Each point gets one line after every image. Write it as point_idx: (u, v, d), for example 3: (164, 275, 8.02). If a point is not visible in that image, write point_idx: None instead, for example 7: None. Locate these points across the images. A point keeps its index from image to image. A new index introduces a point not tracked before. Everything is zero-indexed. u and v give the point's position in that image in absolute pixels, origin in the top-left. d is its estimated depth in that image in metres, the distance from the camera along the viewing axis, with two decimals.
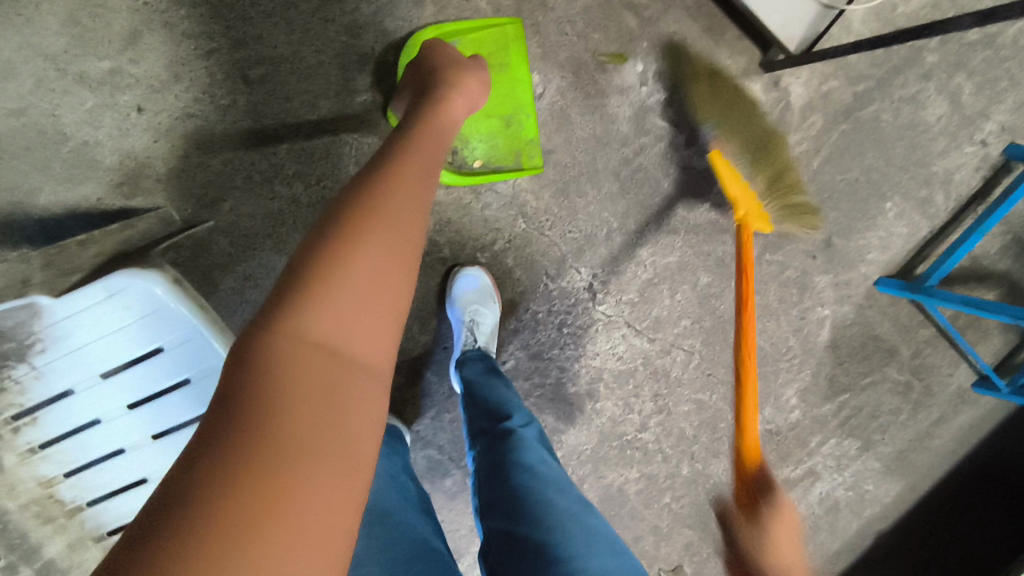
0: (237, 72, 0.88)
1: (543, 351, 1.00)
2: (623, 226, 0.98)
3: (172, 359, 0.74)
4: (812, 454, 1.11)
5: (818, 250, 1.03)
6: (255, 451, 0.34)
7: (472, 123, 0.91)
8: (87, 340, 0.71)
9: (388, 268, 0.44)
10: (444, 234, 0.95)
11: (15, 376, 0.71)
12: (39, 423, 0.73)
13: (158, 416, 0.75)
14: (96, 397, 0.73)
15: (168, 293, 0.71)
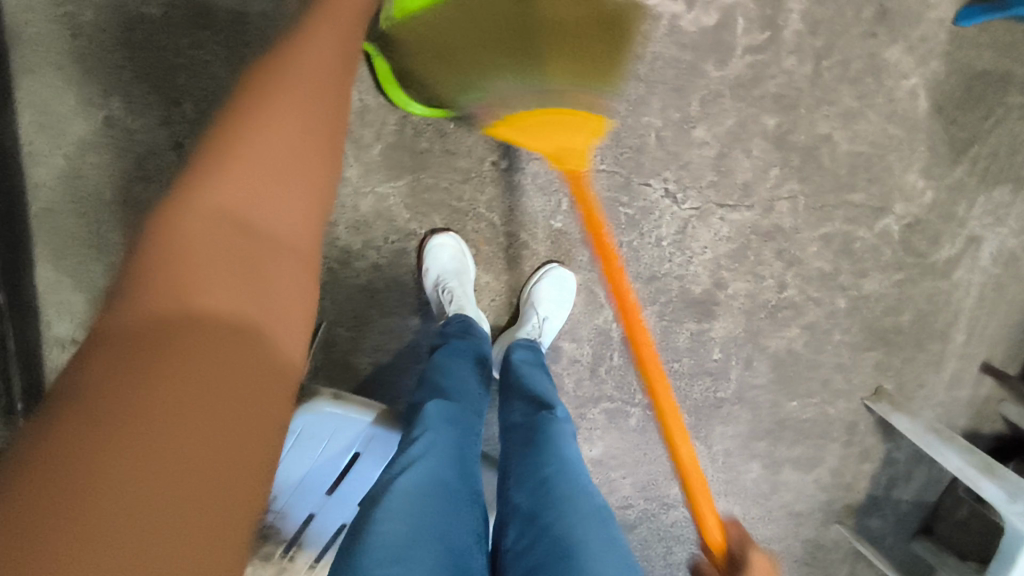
0: None
1: (655, 271, 1.00)
2: (666, 120, 0.94)
3: (369, 458, 0.79)
4: (965, 222, 1.04)
5: (875, 26, 0.94)
6: (167, 325, 0.39)
7: None
8: (298, 475, 0.78)
9: (288, 146, 0.49)
10: (513, 219, 0.97)
11: (270, 518, 0.83)
12: (306, 540, 0.85)
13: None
14: (332, 510, 0.82)
15: (336, 408, 0.76)
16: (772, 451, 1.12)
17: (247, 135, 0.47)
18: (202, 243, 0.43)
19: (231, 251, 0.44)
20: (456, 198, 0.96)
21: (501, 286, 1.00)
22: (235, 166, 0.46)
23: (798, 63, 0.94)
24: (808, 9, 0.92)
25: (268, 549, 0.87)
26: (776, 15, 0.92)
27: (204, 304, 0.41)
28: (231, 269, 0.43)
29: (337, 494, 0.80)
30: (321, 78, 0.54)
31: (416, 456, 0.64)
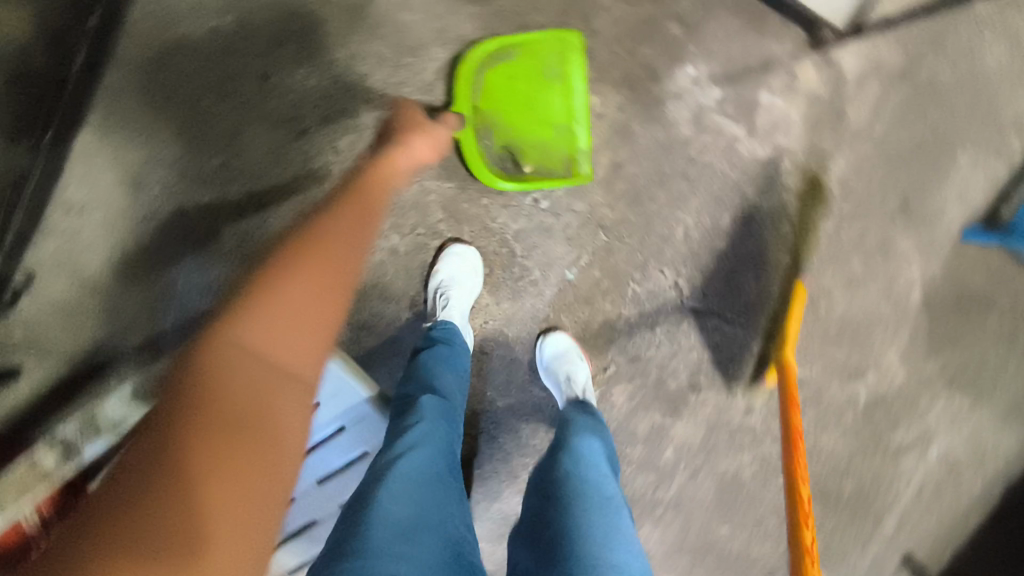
0: (328, 145, 0.98)
1: (640, 352, 1.05)
2: (698, 222, 1.02)
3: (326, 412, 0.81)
4: (923, 414, 1.11)
5: (896, 214, 1.04)
6: (161, 488, 0.34)
7: (528, 130, 0.99)
8: None
9: (320, 285, 0.45)
10: (533, 256, 1.02)
11: None
12: None
13: (321, 464, 0.83)
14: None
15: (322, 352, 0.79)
16: (689, 570, 1.11)
17: (283, 273, 0.44)
18: (211, 389, 0.38)
19: (239, 402, 0.39)
20: (490, 218, 1.01)
21: (498, 312, 1.04)
22: (266, 305, 0.42)
23: (824, 218, 1.04)
24: (846, 177, 1.02)
25: None
26: (818, 171, 1.02)
27: (200, 470, 0.35)
28: (238, 423, 0.38)
29: None
30: (360, 225, 0.52)
31: (409, 444, 0.63)
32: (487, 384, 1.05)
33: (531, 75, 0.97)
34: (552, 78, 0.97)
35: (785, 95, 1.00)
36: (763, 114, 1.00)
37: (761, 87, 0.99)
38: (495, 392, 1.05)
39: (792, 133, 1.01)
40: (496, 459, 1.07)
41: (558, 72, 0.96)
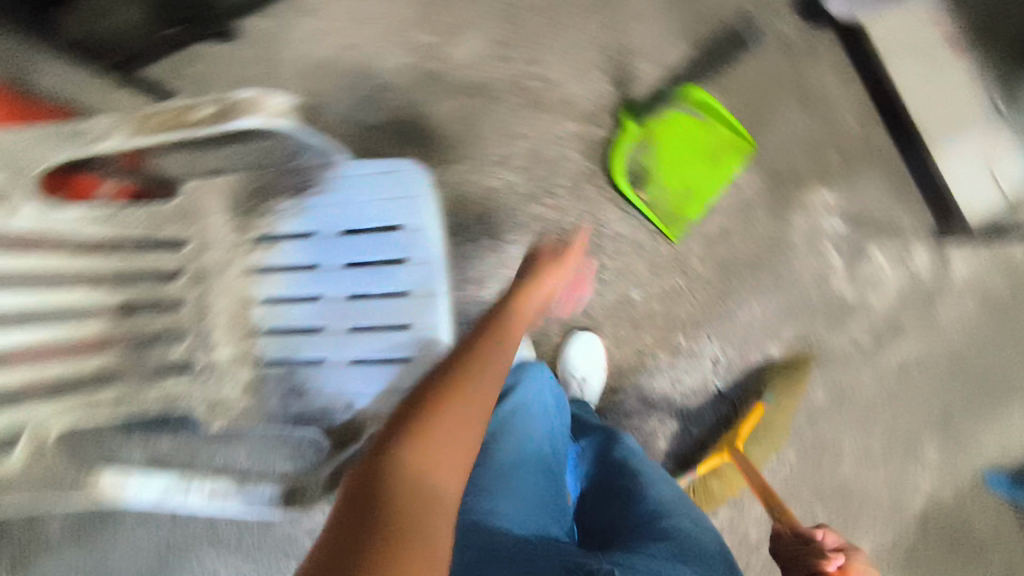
0: (516, 80, 1.09)
1: (653, 399, 1.11)
2: (763, 319, 1.09)
3: (392, 245, 0.84)
4: None
5: (935, 421, 1.07)
6: (372, 531, 0.40)
7: (668, 172, 1.08)
8: (350, 199, 0.86)
9: (464, 434, 0.50)
10: (615, 260, 1.10)
11: (283, 206, 0.87)
12: (279, 248, 0.89)
13: (362, 283, 0.86)
14: (328, 247, 0.87)
15: (428, 196, 0.84)
16: None
17: (432, 421, 0.49)
18: (396, 483, 0.44)
19: (418, 488, 0.44)
20: (600, 209, 1.09)
21: (558, 287, 1.10)
22: (424, 442, 0.47)
23: (871, 383, 1.08)
24: (907, 361, 1.08)
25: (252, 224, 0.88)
26: (887, 342, 1.08)
27: (388, 529, 0.40)
28: (413, 493, 0.43)
29: (345, 239, 0.86)
30: (492, 384, 0.57)
31: (512, 405, 0.90)
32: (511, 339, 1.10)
33: (705, 142, 1.06)
34: (715, 158, 1.07)
35: (893, 263, 1.07)
36: (868, 267, 1.07)
37: (878, 244, 1.07)
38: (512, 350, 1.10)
39: (882, 297, 1.08)
40: None
41: (723, 156, 1.07)
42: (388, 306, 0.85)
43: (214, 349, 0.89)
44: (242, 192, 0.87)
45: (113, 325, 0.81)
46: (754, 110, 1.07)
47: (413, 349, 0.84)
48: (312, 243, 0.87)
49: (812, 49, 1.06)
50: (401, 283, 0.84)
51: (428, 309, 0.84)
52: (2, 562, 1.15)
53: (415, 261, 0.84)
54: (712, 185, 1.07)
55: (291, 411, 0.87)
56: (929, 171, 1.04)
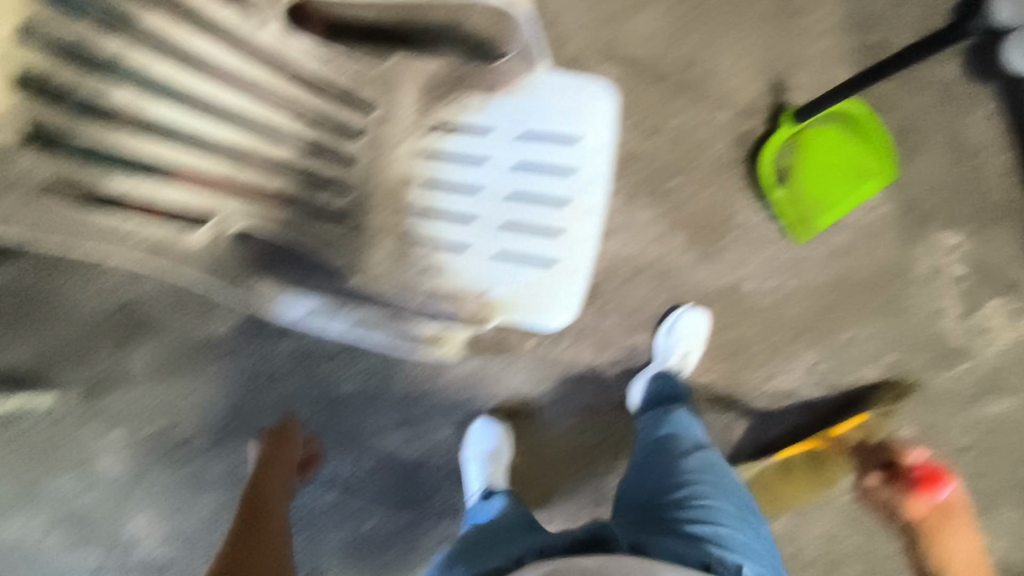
0: (684, 62, 1.14)
1: (739, 387, 1.14)
2: (865, 340, 1.12)
3: (566, 157, 0.90)
4: None
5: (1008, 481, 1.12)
6: None
7: (808, 176, 1.12)
8: (539, 107, 0.91)
9: None
10: (734, 249, 1.14)
11: (473, 99, 0.93)
12: (455, 137, 0.94)
13: (525, 186, 0.91)
14: (502, 146, 0.92)
15: (613, 121, 0.90)
16: None
17: None
18: None
19: None
20: (733, 199, 1.14)
21: (674, 261, 1.14)
22: None
23: (959, 428, 1.12)
24: (995, 416, 1.11)
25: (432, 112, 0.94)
26: (980, 393, 1.11)
27: None
28: None
29: (522, 142, 0.91)
30: None
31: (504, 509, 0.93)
32: (617, 297, 1.15)
33: (852, 156, 1.11)
34: (858, 173, 1.11)
35: (1003, 318, 1.10)
36: (979, 315, 1.10)
37: (993, 297, 1.10)
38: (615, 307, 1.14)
39: (985, 348, 1.10)
40: (571, 353, 1.15)
41: (866, 173, 1.10)
42: (544, 212, 0.90)
43: (366, 215, 0.92)
44: (433, 80, 0.93)
45: (295, 158, 0.85)
46: (903, 142, 1.11)
47: (558, 255, 0.89)
48: (488, 138, 0.93)
49: (973, 97, 1.10)
50: (563, 193, 0.90)
51: (582, 223, 0.89)
52: (81, 382, 1.19)
53: (581, 177, 0.90)
54: (848, 200, 1.10)
55: (426, 287, 0.91)
56: None
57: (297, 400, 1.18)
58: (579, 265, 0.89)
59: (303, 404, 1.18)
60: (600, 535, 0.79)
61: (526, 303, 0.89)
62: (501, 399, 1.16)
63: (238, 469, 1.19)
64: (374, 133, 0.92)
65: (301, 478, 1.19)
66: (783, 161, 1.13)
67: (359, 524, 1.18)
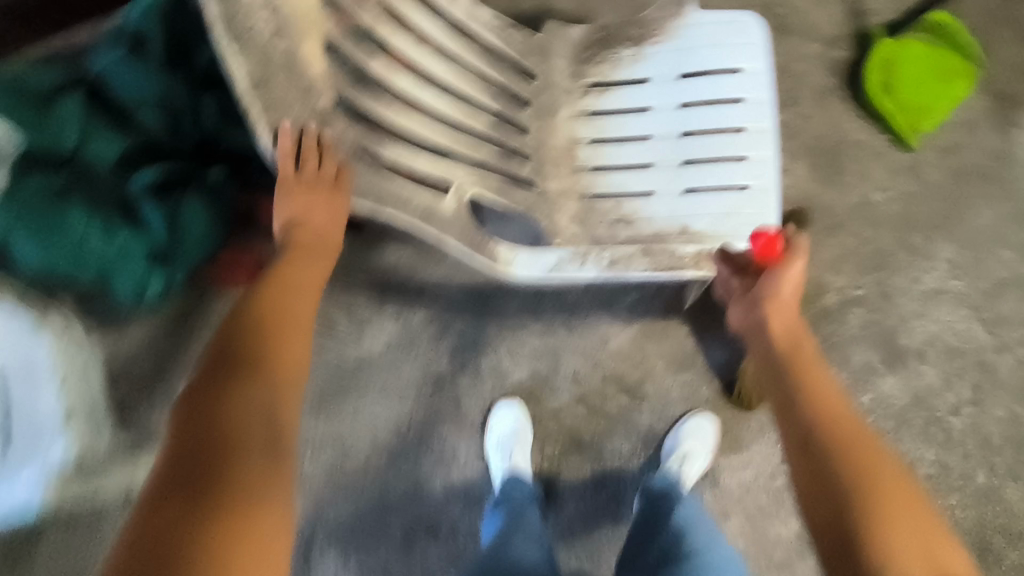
0: (768, 7, 1.23)
1: (892, 294, 1.16)
2: (994, 226, 1.18)
3: (731, 85, 0.92)
4: None
5: None
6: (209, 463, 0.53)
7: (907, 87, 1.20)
8: (692, 46, 0.94)
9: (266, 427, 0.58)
10: (855, 166, 1.20)
11: (624, 54, 0.95)
12: (610, 93, 0.95)
13: (698, 121, 0.92)
14: (664, 89, 0.94)
15: (767, 46, 0.92)
16: None
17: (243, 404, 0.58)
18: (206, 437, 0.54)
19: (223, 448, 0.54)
20: (841, 121, 1.21)
21: (801, 187, 1.19)
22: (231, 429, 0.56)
23: None
24: None
25: (586, 73, 0.95)
26: None
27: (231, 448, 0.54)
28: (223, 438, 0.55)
29: (684, 82, 0.93)
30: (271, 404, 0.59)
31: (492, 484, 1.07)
32: None
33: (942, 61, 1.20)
34: (953, 75, 1.19)
35: None
36: None
37: None
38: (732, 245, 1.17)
39: None
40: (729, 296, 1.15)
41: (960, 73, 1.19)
42: (725, 142, 0.92)
43: (547, 181, 0.93)
44: (583, 43, 0.97)
45: (490, 125, 0.89)
46: (980, 41, 1.21)
47: (749, 178, 0.92)
48: (647, 87, 0.94)
49: None
50: (737, 120, 0.92)
51: (763, 144, 0.92)
52: None
53: (751, 101, 0.92)
54: (949, 100, 1.18)
55: (623, 235, 0.92)
56: None
57: (467, 396, 1.14)
58: (768, 182, 0.92)
59: (476, 403, 1.14)
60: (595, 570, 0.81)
61: (727, 229, 0.91)
62: (671, 354, 1.14)
63: (421, 480, 1.12)
64: (540, 101, 0.93)
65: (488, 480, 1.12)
66: None
67: (557, 512, 1.12)
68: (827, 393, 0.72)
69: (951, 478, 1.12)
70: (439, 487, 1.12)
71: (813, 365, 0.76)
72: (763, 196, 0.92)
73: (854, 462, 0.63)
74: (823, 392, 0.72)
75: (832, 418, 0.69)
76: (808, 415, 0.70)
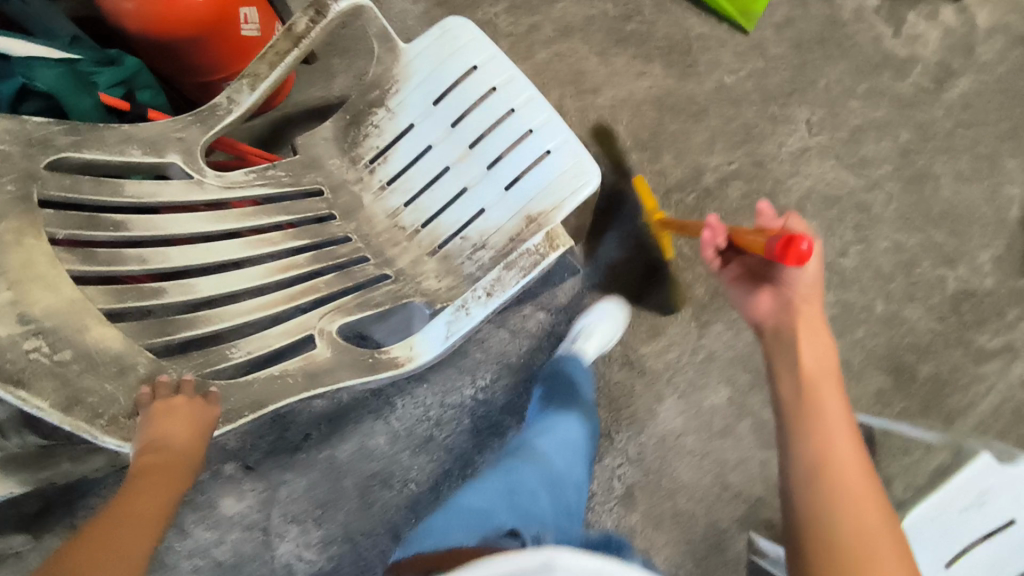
0: None
1: (764, 162, 1.24)
2: (839, 81, 1.27)
3: (474, 80, 0.98)
4: (1011, 328, 1.18)
5: (1008, 138, 1.25)
6: None
7: None
8: (422, 75, 0.98)
9: None
10: (704, 55, 1.28)
11: (376, 120, 1.00)
12: (389, 161, 1.00)
13: (472, 131, 0.98)
14: (430, 125, 0.99)
15: (480, 34, 0.98)
16: (747, 387, 1.16)
17: None
18: None
19: None
20: (683, 19, 1.29)
21: (661, 85, 1.27)
22: None
23: (944, 116, 1.25)
24: (968, 93, 1.26)
25: (359, 153, 1.00)
26: (945, 82, 1.27)
27: None
28: None
29: (438, 108, 0.98)
30: None
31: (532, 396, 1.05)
32: (630, 135, 1.25)
33: None
34: None
35: (929, 20, 1.29)
36: (909, 26, 1.29)
37: (913, 8, 1.29)
38: (595, 149, 1.25)
39: (929, 47, 1.28)
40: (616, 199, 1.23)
41: None
42: (505, 130, 0.97)
43: (396, 262, 0.96)
44: (341, 130, 1.00)
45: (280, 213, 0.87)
46: None
47: (547, 142, 0.95)
48: (415, 132, 0.99)
49: None
50: (504, 102, 0.97)
51: (536, 110, 0.97)
52: None
53: (500, 85, 0.97)
54: None
55: (487, 258, 0.95)
56: None
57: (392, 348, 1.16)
58: (562, 136, 0.95)
59: None
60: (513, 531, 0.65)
61: (557, 197, 0.93)
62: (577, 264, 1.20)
63: (364, 438, 1.13)
64: (342, 203, 0.97)
65: (430, 421, 1.14)
66: None
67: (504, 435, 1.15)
68: (834, 424, 0.64)
69: (854, 312, 1.19)
70: (383, 440, 1.13)
71: (829, 385, 0.67)
72: (567, 152, 0.95)
73: (836, 514, 0.57)
74: (815, 414, 0.64)
75: (832, 452, 0.61)
76: (810, 447, 0.62)
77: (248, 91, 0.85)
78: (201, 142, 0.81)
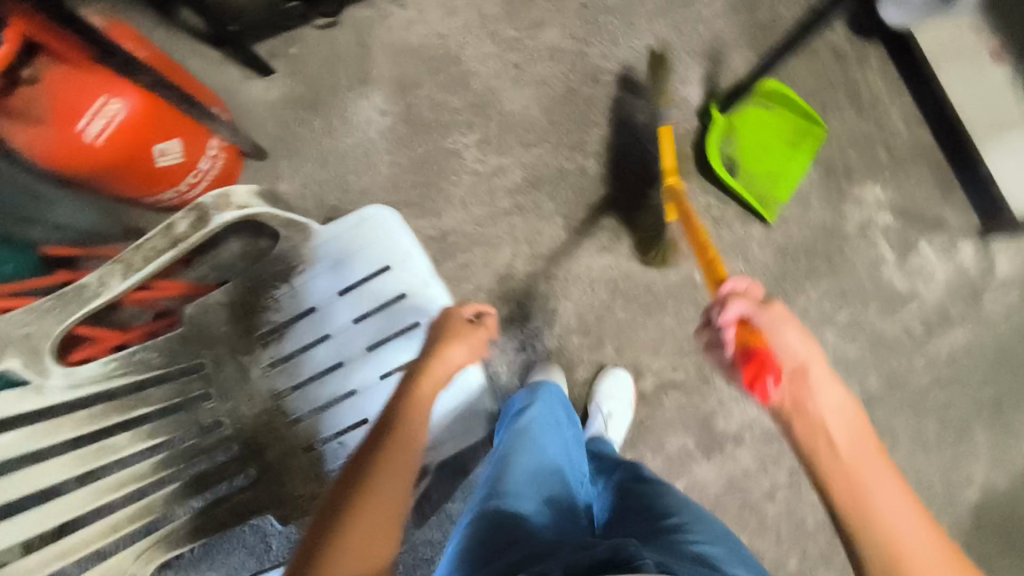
0: (591, 73, 1.18)
1: (710, 376, 1.14)
2: (819, 304, 1.13)
3: (388, 280, 0.91)
4: None
5: (987, 408, 1.12)
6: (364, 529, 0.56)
7: (762, 163, 1.14)
8: (335, 259, 0.91)
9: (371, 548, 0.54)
10: (678, 241, 1.15)
11: (278, 294, 0.91)
12: (282, 339, 0.91)
13: (374, 332, 0.90)
14: (332, 313, 0.91)
15: (404, 229, 0.91)
16: None
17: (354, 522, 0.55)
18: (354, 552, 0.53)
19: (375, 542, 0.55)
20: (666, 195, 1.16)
21: (622, 266, 1.15)
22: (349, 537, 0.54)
23: (924, 369, 1.12)
24: (957, 349, 1.13)
25: (254, 324, 0.91)
26: (938, 329, 1.13)
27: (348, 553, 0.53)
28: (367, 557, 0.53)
29: (344, 299, 0.91)
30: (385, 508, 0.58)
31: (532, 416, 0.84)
32: (575, 314, 1.15)
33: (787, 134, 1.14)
34: (797, 143, 1.14)
35: (940, 254, 1.14)
36: (916, 257, 1.14)
37: (926, 236, 1.14)
38: (534, 323, 1.14)
39: (931, 284, 1.13)
40: None
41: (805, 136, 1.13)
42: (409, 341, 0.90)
43: (265, 454, 0.87)
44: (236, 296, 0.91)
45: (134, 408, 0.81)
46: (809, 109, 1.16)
47: None
48: (316, 317, 0.91)
49: (860, 57, 1.17)
50: (412, 312, 0.90)
51: None
52: None
53: (413, 290, 0.91)
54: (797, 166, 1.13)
55: None
56: (967, 163, 1.13)
57: None
58: None
59: None
60: (624, 553, 0.52)
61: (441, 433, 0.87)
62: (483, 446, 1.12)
63: None
64: (221, 379, 0.88)
65: None
66: (728, 152, 1.15)
67: None
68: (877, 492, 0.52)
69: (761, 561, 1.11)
70: None
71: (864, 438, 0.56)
72: (471, 384, 0.89)
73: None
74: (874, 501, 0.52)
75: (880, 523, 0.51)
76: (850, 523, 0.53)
77: (121, 278, 0.76)
78: (54, 334, 0.74)
